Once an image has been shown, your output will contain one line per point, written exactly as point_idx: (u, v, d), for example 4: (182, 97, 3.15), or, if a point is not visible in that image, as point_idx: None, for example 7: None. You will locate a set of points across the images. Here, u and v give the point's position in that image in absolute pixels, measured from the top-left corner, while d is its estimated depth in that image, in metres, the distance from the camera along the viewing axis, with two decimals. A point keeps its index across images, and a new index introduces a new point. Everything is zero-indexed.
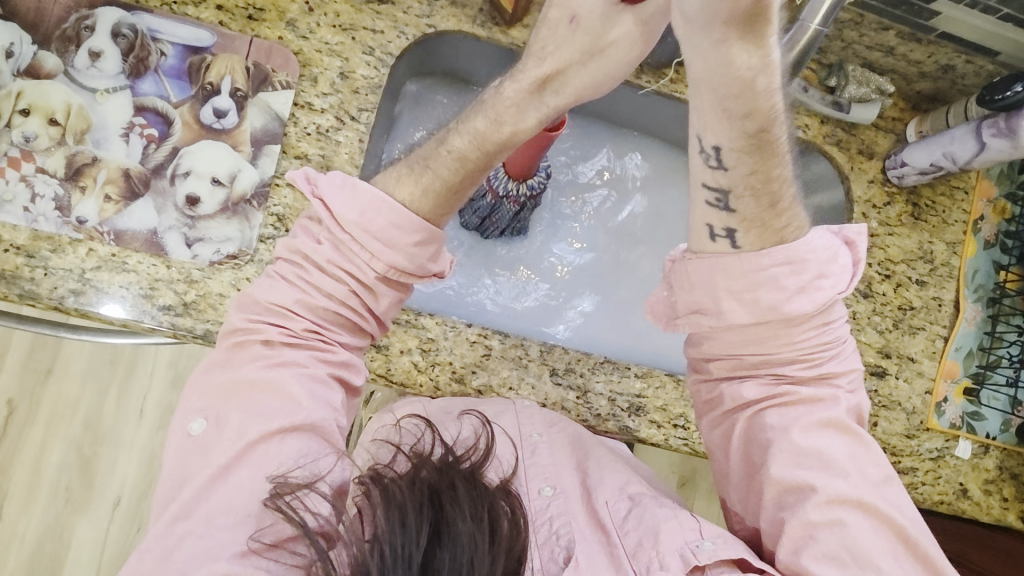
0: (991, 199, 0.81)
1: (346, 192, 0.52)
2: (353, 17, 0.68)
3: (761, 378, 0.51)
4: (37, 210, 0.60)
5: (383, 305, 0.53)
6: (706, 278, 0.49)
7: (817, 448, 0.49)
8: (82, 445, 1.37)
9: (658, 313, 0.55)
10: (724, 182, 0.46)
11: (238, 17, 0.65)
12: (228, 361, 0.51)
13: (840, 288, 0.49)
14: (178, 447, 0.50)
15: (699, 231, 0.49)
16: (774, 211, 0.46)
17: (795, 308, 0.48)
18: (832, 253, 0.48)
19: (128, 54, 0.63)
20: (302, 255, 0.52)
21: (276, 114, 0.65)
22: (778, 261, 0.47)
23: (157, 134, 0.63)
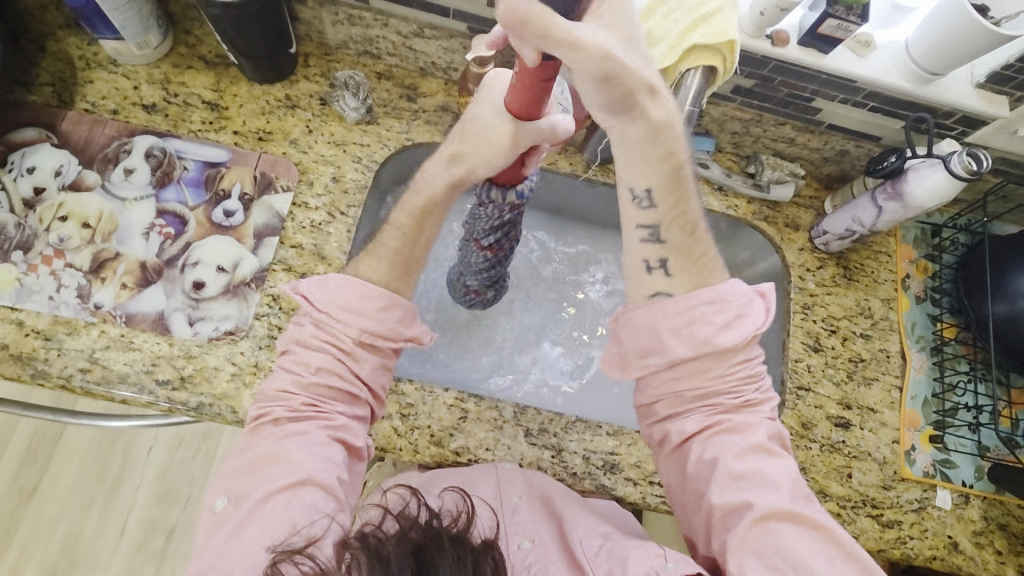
0: (913, 259, 0.91)
1: (323, 287, 0.58)
2: (345, 135, 0.82)
3: (700, 412, 0.56)
4: (60, 298, 0.69)
5: (367, 369, 0.58)
6: (649, 323, 0.58)
7: (753, 471, 0.53)
8: (56, 570, 1.30)
9: (612, 364, 0.61)
10: (654, 219, 0.57)
11: (250, 139, 0.79)
12: (246, 443, 0.56)
13: (761, 326, 0.57)
14: (204, 526, 0.54)
15: (637, 267, 0.59)
16: (694, 239, 0.58)
17: (725, 341, 0.56)
18: (748, 299, 0.58)
19: (156, 169, 0.75)
20: (294, 341, 0.58)
21: (277, 212, 0.76)
22: (704, 300, 0.57)
23: (173, 232, 0.73)
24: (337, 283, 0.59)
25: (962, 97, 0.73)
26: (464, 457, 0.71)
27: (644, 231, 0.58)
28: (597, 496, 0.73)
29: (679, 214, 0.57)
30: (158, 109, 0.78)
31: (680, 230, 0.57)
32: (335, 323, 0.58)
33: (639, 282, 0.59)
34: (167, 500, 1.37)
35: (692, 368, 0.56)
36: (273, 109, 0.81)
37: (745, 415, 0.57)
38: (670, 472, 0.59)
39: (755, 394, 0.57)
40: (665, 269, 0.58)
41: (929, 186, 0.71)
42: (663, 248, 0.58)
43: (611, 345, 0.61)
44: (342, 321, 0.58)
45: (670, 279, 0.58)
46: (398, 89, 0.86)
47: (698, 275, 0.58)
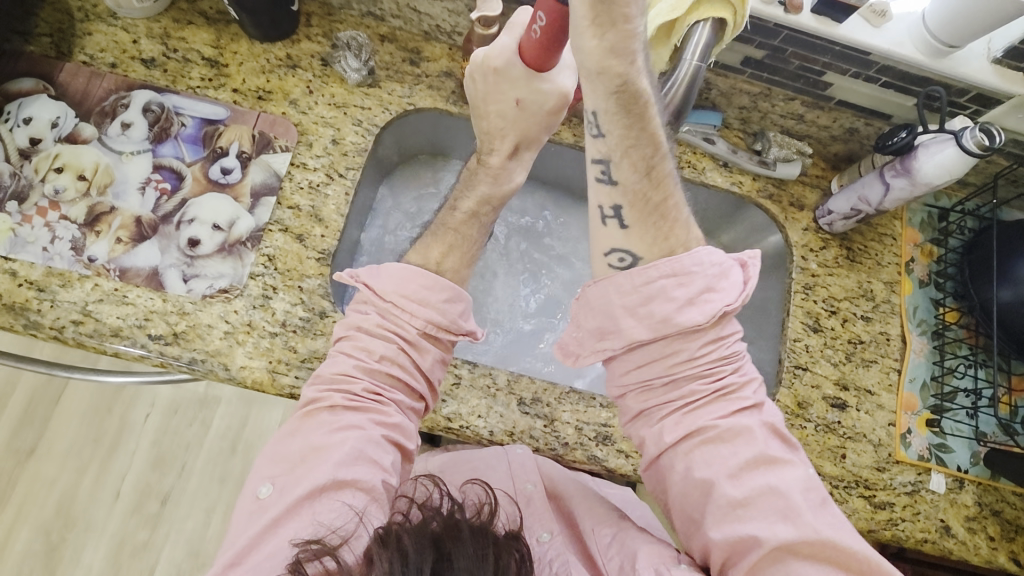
0: (918, 243, 0.89)
1: (382, 273, 0.60)
2: (346, 97, 0.81)
3: (674, 413, 0.56)
4: (54, 250, 0.68)
5: (429, 360, 0.59)
6: (606, 302, 0.57)
7: (754, 491, 0.52)
8: (51, 530, 1.32)
9: (568, 350, 0.61)
10: (603, 150, 0.54)
11: (249, 97, 0.78)
12: (298, 430, 0.56)
13: (734, 300, 0.55)
14: (245, 510, 0.53)
15: (594, 213, 0.58)
16: (652, 184, 0.54)
17: (687, 318, 0.55)
18: (721, 270, 0.56)
19: (153, 124, 0.74)
20: (354, 325, 0.59)
21: (275, 172, 0.75)
22: (664, 274, 0.55)
23: (169, 188, 0.73)
24: (395, 271, 0.61)
25: (976, 72, 0.71)
26: (456, 423, 0.71)
27: (598, 169, 0.55)
28: (588, 467, 0.73)
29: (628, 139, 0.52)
30: (157, 64, 0.77)
31: (632, 170, 0.54)
32: (400, 313, 0.59)
33: (597, 234, 0.58)
34: (163, 465, 1.38)
35: (643, 362, 0.57)
36: (274, 68, 0.80)
37: (720, 401, 0.56)
38: (652, 481, 0.59)
39: (729, 379, 0.56)
40: (620, 219, 0.56)
41: (940, 163, 0.69)
42: (618, 191, 0.55)
43: (571, 328, 0.62)
44: (407, 312, 0.59)
45: (626, 231, 0.56)
46: (401, 53, 0.84)
47: (656, 229, 0.56)
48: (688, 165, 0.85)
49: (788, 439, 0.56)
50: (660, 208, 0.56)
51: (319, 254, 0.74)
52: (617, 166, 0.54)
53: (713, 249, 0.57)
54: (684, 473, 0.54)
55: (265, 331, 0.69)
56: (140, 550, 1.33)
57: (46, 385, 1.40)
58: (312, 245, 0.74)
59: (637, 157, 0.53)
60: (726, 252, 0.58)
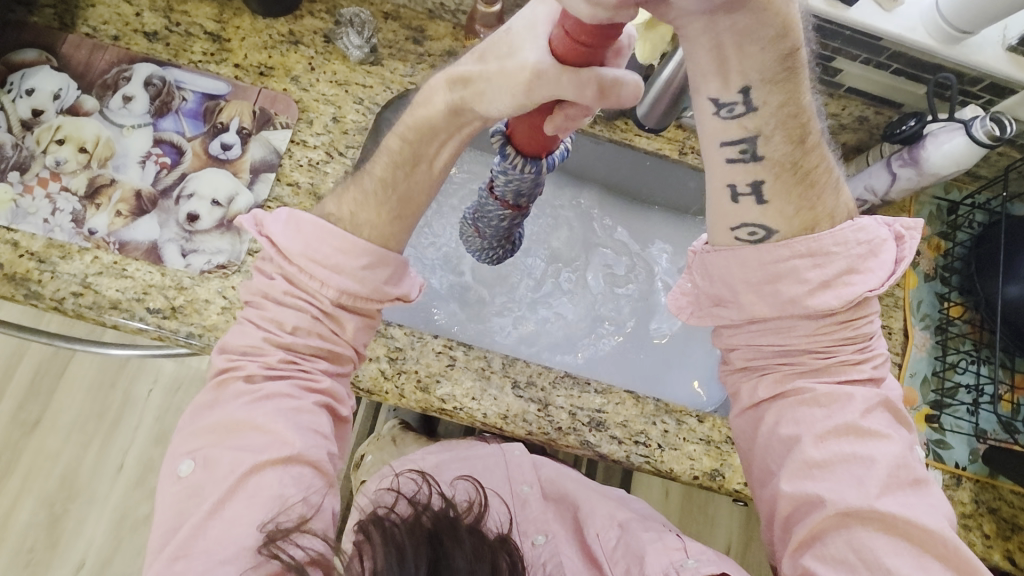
0: (926, 237, 0.88)
1: (290, 228, 0.57)
2: (348, 75, 0.80)
3: (774, 378, 0.56)
4: (55, 222, 0.69)
5: (350, 328, 0.58)
6: (723, 271, 0.57)
7: (836, 455, 0.52)
8: (55, 501, 1.35)
9: (682, 306, 0.62)
10: (749, 126, 0.51)
11: (251, 73, 0.78)
12: (212, 403, 0.55)
13: (875, 285, 0.54)
14: (170, 493, 0.53)
15: (722, 190, 0.55)
16: (802, 149, 0.52)
17: (818, 301, 0.54)
18: (870, 249, 0.54)
19: (155, 98, 0.74)
20: (262, 294, 0.57)
21: (275, 149, 0.75)
22: (797, 253, 0.54)
23: (169, 162, 0.73)
24: (307, 227, 0.57)
25: (991, 61, 0.69)
26: (449, 404, 0.71)
27: (736, 150, 0.52)
28: (581, 452, 0.73)
29: (787, 107, 0.49)
30: (159, 37, 0.77)
31: (785, 141, 0.51)
32: (312, 279, 0.56)
33: (723, 210, 0.55)
34: (164, 441, 1.40)
35: (760, 335, 0.56)
36: (276, 44, 0.79)
37: (834, 388, 0.54)
38: (741, 430, 0.59)
39: (851, 353, 0.55)
40: (757, 194, 0.53)
41: (948, 153, 0.68)
42: (754, 168, 0.53)
43: (684, 282, 0.62)
44: (318, 278, 0.56)
45: (763, 206, 0.54)
46: (405, 31, 0.83)
47: (801, 199, 0.54)
48: (692, 151, 0.86)
49: (901, 417, 0.55)
50: (807, 176, 0.53)
51: None
52: (764, 141, 0.51)
53: (865, 223, 0.55)
54: (771, 427, 0.55)
55: None
56: (141, 524, 1.36)
57: (54, 358, 1.42)
58: None
59: (790, 128, 0.50)
60: (880, 225, 0.56)
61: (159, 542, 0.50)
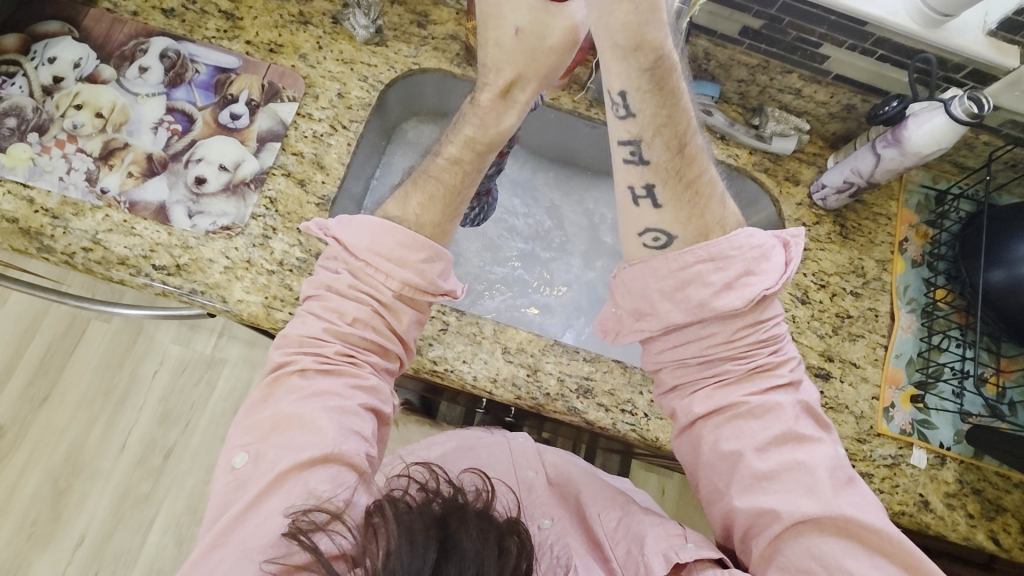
0: (912, 224, 0.90)
1: (353, 229, 0.62)
2: (353, 54, 0.84)
3: (704, 391, 0.58)
4: (70, 181, 0.72)
5: (404, 322, 0.62)
6: (642, 284, 0.59)
7: (781, 465, 0.54)
8: (59, 476, 1.37)
9: (606, 328, 0.64)
10: (635, 132, 0.55)
11: (261, 50, 0.81)
12: (269, 397, 0.58)
13: (773, 283, 0.56)
14: (221, 482, 0.55)
15: (625, 194, 0.58)
16: (685, 159, 0.56)
17: (724, 304, 0.56)
18: (762, 252, 0.57)
19: (169, 69, 0.78)
20: (326, 286, 0.61)
21: (281, 120, 0.79)
22: (702, 259, 0.57)
23: (180, 129, 0.76)
24: (368, 226, 0.62)
25: (973, 44, 0.72)
26: (441, 367, 0.73)
27: (629, 152, 0.56)
28: (568, 418, 0.75)
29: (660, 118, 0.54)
30: (176, 14, 0.81)
31: (666, 149, 0.55)
32: (374, 272, 0.61)
33: (631, 216, 0.59)
34: (168, 421, 1.42)
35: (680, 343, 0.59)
36: (286, 24, 0.83)
37: (755, 383, 0.57)
38: (684, 450, 0.60)
39: (766, 358, 0.58)
40: (653, 199, 0.57)
41: (929, 131, 0.70)
42: (648, 173, 0.57)
43: (608, 307, 0.64)
44: (381, 271, 0.61)
45: (660, 210, 0.58)
46: (409, 15, 0.87)
47: (691, 207, 0.57)
48: None
49: (822, 419, 0.57)
50: (692, 185, 0.57)
51: (318, 200, 0.77)
52: (648, 145, 0.56)
53: (754, 232, 0.58)
54: (712, 445, 0.56)
55: (262, 268, 0.72)
56: (141, 501, 1.37)
57: (61, 337, 1.45)
58: (312, 190, 0.77)
59: (669, 136, 0.55)
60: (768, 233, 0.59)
61: (209, 526, 0.54)
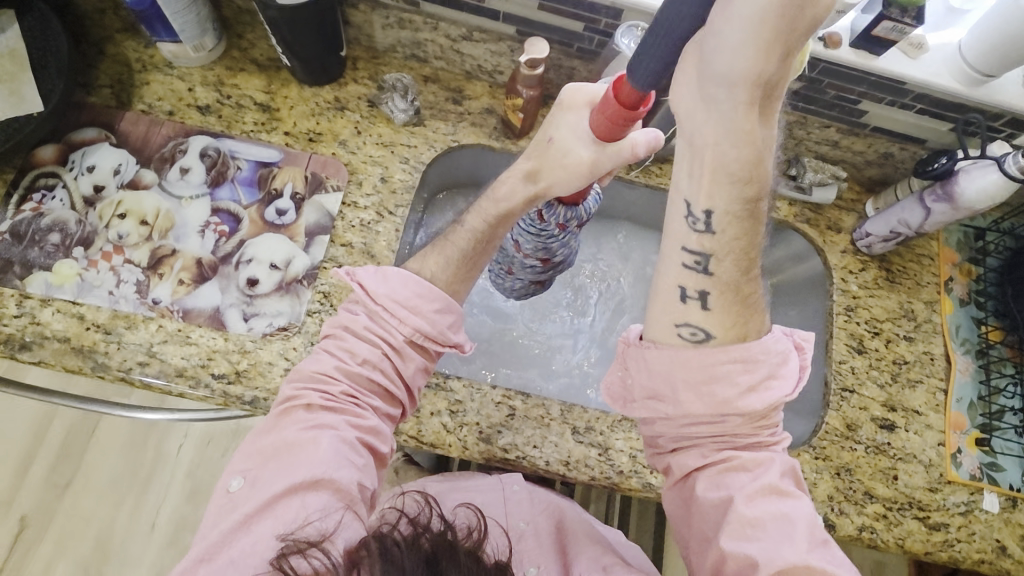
0: (955, 263, 0.91)
1: (377, 277, 0.65)
2: (393, 137, 0.84)
3: (700, 449, 0.58)
4: (120, 293, 0.70)
5: (411, 368, 0.63)
6: (664, 367, 0.57)
7: (766, 513, 0.55)
8: (88, 565, 1.32)
9: (614, 395, 0.63)
10: (708, 246, 0.55)
11: (301, 140, 0.81)
12: (273, 426, 0.61)
13: (790, 393, 0.56)
14: (217, 504, 0.58)
15: (672, 291, 0.57)
16: (745, 277, 0.56)
17: (745, 405, 0.55)
18: (785, 355, 0.56)
19: (211, 168, 0.77)
20: (342, 326, 0.64)
21: (327, 212, 0.78)
22: (732, 358, 0.55)
23: (227, 229, 0.75)
24: (393, 275, 0.65)
25: (1013, 99, 0.74)
26: (513, 455, 0.72)
27: (693, 259, 0.56)
28: (644, 494, 0.73)
29: (740, 242, 0.55)
30: (212, 110, 0.80)
31: (734, 267, 0.56)
32: (389, 318, 0.64)
33: (672, 309, 0.57)
34: (198, 497, 1.38)
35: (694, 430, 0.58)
36: (324, 111, 0.83)
37: (755, 452, 0.58)
38: (672, 503, 0.62)
39: (764, 439, 0.58)
40: (703, 301, 0.56)
41: (983, 188, 0.72)
42: (706, 280, 0.56)
43: (614, 371, 0.63)
44: (396, 318, 0.64)
45: (707, 313, 0.56)
46: (444, 92, 0.87)
47: (738, 315, 0.57)
48: None
49: (800, 481, 0.59)
50: (745, 299, 0.57)
51: None
52: (717, 262, 0.55)
53: (777, 334, 0.57)
54: (702, 491, 0.58)
55: None
56: None
57: (81, 423, 1.41)
58: None
59: (739, 256, 0.55)
60: (783, 334, 0.58)
61: (198, 545, 0.56)
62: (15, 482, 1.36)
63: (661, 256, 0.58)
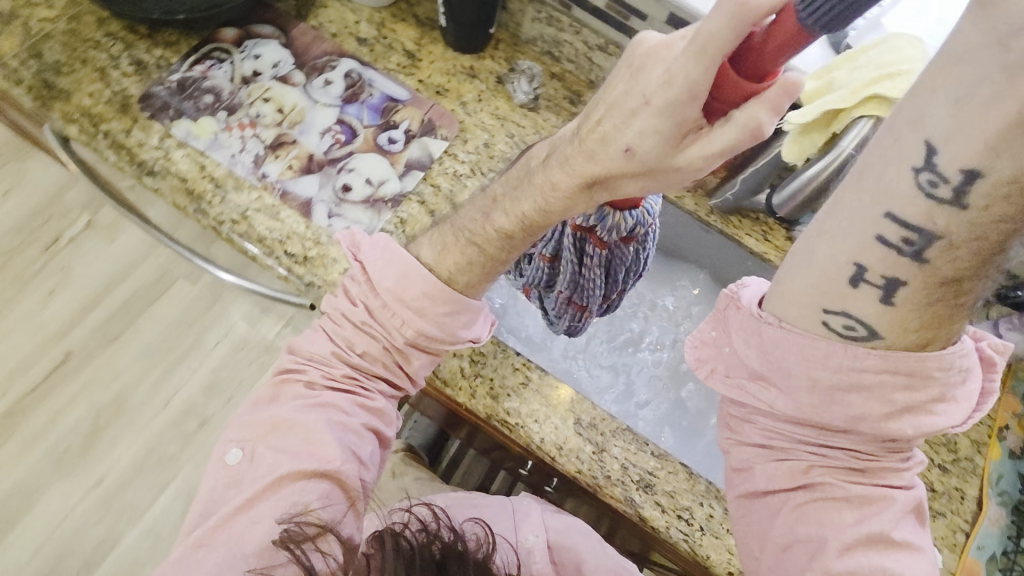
0: (1016, 413, 0.86)
1: (383, 254, 0.64)
2: (507, 113, 0.91)
3: (796, 463, 0.53)
4: (240, 158, 0.80)
5: (415, 366, 0.65)
6: (789, 355, 0.50)
7: (861, 567, 0.49)
8: (102, 414, 1.46)
9: (702, 356, 0.57)
10: (935, 228, 0.43)
11: (429, 90, 0.90)
12: (273, 397, 0.64)
13: (950, 423, 0.49)
14: (215, 472, 0.61)
15: (839, 270, 0.47)
16: (955, 303, 0.46)
17: (891, 429, 0.49)
18: (963, 377, 0.49)
19: (349, 87, 0.87)
20: (342, 313, 0.64)
21: (429, 154, 0.86)
22: (897, 373, 0.48)
23: (343, 139, 0.84)
24: (397, 259, 0.63)
25: None
26: (512, 419, 0.74)
27: (877, 284, 0.47)
28: (622, 508, 0.73)
29: (980, 247, 0.43)
30: (367, 44, 0.91)
31: (955, 266, 0.44)
32: (390, 311, 0.63)
33: (828, 291, 0.48)
34: (213, 391, 1.50)
35: (809, 434, 0.52)
36: (457, 73, 0.92)
37: (872, 488, 0.52)
38: (739, 510, 0.57)
39: (886, 464, 0.52)
40: (887, 293, 0.47)
41: None
42: (907, 271, 0.46)
43: (708, 327, 0.57)
44: (399, 315, 0.63)
45: (885, 307, 0.47)
46: (565, 91, 0.95)
47: (932, 314, 0.47)
48: None
49: (921, 517, 0.53)
50: (951, 300, 0.46)
51: None
52: (922, 275, 0.46)
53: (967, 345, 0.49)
54: (785, 520, 0.53)
55: None
56: (165, 461, 1.45)
57: (151, 288, 1.57)
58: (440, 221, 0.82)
59: (975, 258, 0.44)
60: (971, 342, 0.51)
61: (201, 517, 0.60)
62: (82, 316, 1.54)
63: (835, 211, 0.47)
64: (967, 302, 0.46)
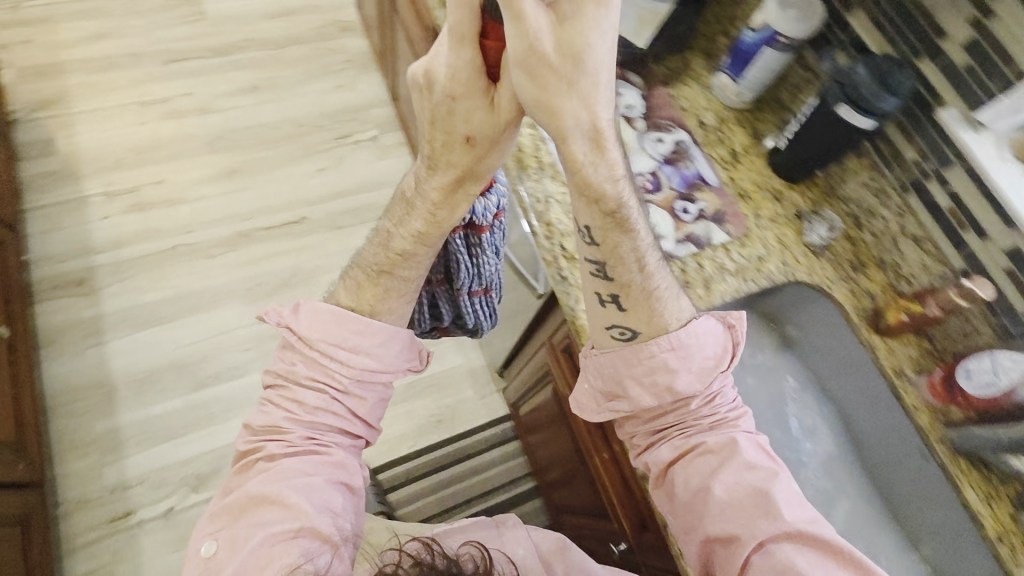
0: None
1: (307, 318, 0.73)
2: (790, 243, 0.95)
3: (671, 442, 0.69)
4: None
5: (361, 406, 0.72)
6: (612, 369, 0.70)
7: (742, 484, 0.63)
8: (296, 275, 1.72)
9: (585, 403, 0.74)
10: (598, 257, 0.67)
11: (736, 189, 0.98)
12: (237, 484, 0.69)
13: (708, 352, 0.68)
14: (195, 569, 0.65)
15: (592, 297, 0.70)
16: (648, 300, 0.68)
17: (636, 395, 0.69)
18: (710, 331, 0.69)
19: (673, 151, 0.99)
20: (285, 377, 0.72)
21: (709, 237, 0.93)
22: (666, 348, 0.67)
23: (647, 188, 0.95)
24: (318, 313, 0.73)
25: None
26: None
27: (595, 268, 0.68)
28: None
29: (606, 239, 0.64)
30: (704, 128, 1.02)
31: (620, 264, 0.66)
32: (329, 363, 0.71)
33: (598, 316, 0.70)
34: None
35: (653, 410, 0.70)
36: (764, 189, 0.98)
37: (718, 434, 0.67)
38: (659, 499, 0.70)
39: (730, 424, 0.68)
40: (619, 305, 0.68)
41: None
42: (608, 284, 0.68)
43: (584, 384, 0.73)
44: (337, 360, 0.72)
45: (625, 313, 0.69)
46: (850, 255, 0.96)
47: (642, 314, 0.68)
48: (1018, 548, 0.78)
49: (769, 454, 0.66)
50: (646, 300, 0.68)
51: (686, 303, 0.87)
52: (612, 268, 0.66)
53: (705, 318, 0.69)
54: (684, 482, 0.66)
55: None
56: None
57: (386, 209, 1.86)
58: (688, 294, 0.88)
59: (616, 248, 0.65)
60: (716, 319, 0.71)
61: None
62: (329, 199, 1.85)
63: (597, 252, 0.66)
64: (650, 292, 0.68)
